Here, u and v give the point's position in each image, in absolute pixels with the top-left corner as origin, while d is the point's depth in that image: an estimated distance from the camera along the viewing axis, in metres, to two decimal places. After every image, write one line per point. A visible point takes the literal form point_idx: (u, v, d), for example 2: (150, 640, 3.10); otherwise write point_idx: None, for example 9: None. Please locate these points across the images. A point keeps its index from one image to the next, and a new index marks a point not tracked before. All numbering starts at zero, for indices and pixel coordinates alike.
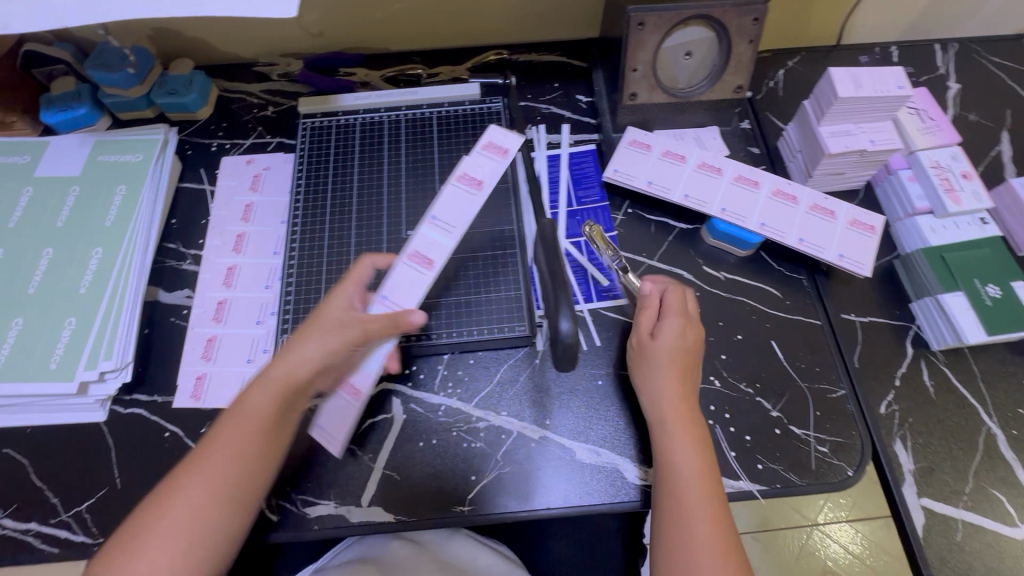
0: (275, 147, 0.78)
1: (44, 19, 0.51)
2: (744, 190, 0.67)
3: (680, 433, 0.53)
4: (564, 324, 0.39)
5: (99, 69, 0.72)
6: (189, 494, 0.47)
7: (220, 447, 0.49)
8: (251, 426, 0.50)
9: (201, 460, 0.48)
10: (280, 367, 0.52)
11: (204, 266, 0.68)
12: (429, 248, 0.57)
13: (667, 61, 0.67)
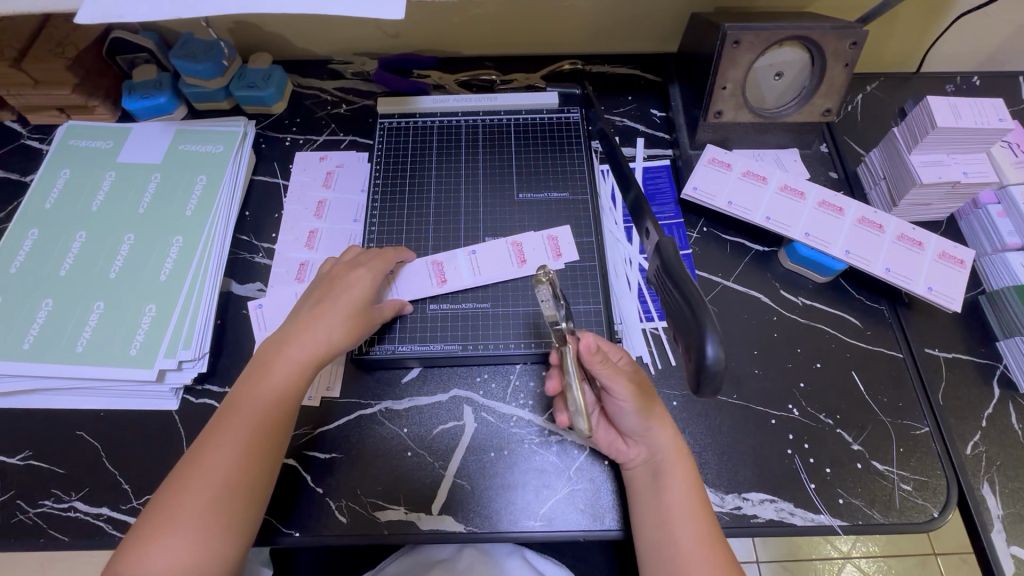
0: (348, 145, 0.78)
1: (158, 7, 0.52)
2: (827, 215, 0.66)
3: (679, 464, 0.53)
4: (711, 349, 0.35)
5: (185, 59, 0.73)
6: (207, 486, 0.46)
7: (237, 427, 0.49)
8: (266, 408, 0.50)
9: (214, 448, 0.48)
10: (296, 349, 0.52)
11: (277, 261, 0.68)
12: (451, 270, 0.63)
13: (757, 81, 0.66)
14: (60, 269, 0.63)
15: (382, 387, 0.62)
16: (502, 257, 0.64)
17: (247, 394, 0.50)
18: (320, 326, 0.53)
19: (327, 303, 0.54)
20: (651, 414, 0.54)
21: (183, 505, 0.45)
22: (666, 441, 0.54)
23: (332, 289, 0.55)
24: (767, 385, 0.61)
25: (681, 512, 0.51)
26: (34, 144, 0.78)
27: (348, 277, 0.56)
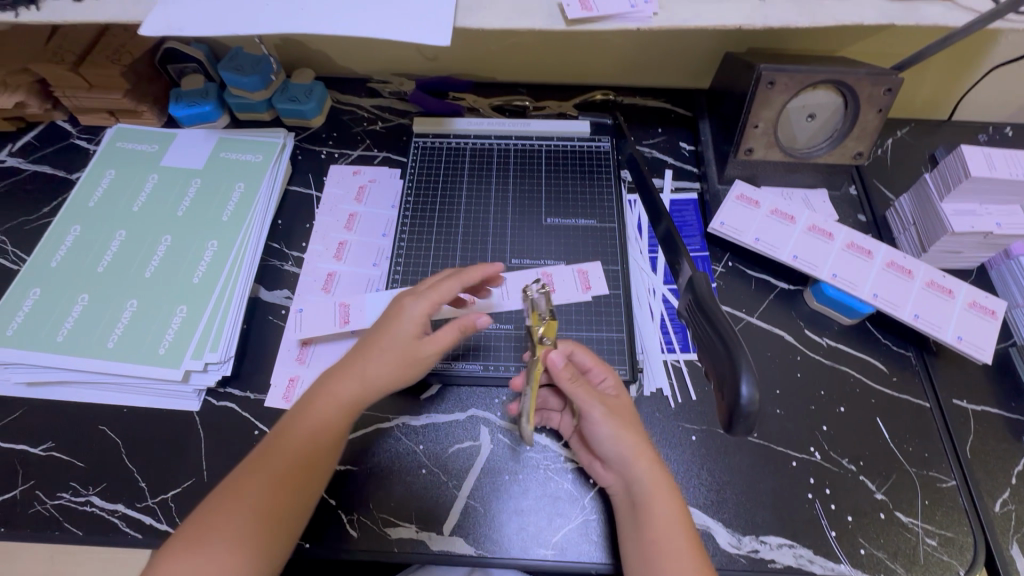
0: (381, 160, 0.80)
1: (216, 26, 0.54)
2: (856, 258, 0.65)
3: (659, 497, 0.49)
4: (745, 389, 0.35)
5: (232, 72, 0.76)
6: (244, 513, 0.47)
7: (283, 454, 0.49)
8: (313, 438, 0.50)
9: (255, 475, 0.48)
10: (347, 382, 0.52)
11: (305, 270, 0.69)
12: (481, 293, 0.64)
13: (789, 121, 0.67)
14: (98, 265, 0.65)
15: (401, 401, 0.62)
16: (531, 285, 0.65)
17: (297, 422, 0.51)
18: (373, 361, 0.52)
19: (380, 336, 0.53)
20: (628, 445, 0.51)
21: (217, 531, 0.46)
22: (642, 474, 0.50)
23: (388, 320, 0.54)
24: (789, 426, 0.60)
25: (663, 556, 0.48)
26: (82, 143, 0.81)
27: (402, 309, 0.55)
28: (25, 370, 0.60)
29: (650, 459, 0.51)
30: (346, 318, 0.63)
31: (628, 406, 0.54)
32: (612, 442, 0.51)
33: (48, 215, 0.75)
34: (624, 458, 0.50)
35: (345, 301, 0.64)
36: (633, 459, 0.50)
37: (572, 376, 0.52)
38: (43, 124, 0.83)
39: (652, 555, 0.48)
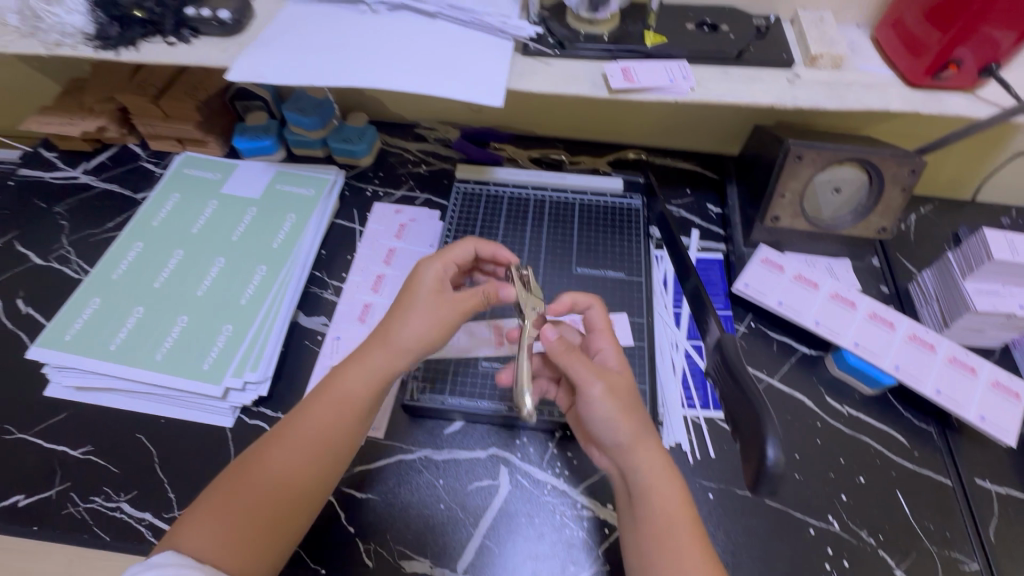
0: (422, 202, 0.84)
1: (295, 78, 0.61)
2: (878, 328, 0.67)
3: (661, 487, 0.49)
4: (770, 452, 0.37)
5: (295, 112, 0.82)
6: (263, 498, 0.48)
7: (311, 423, 0.52)
8: (342, 406, 0.53)
9: (273, 460, 0.50)
10: (372, 359, 0.55)
11: (344, 299, 0.73)
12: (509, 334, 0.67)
13: (815, 193, 0.70)
14: (155, 280, 0.70)
15: (425, 435, 0.64)
16: None
17: (325, 391, 0.53)
18: (400, 323, 0.55)
19: (405, 302, 0.57)
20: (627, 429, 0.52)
21: (233, 517, 0.47)
22: (641, 464, 0.50)
23: (408, 288, 0.58)
24: (807, 491, 0.60)
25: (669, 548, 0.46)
26: (150, 167, 0.88)
27: (420, 275, 0.59)
28: (76, 375, 0.64)
29: (651, 451, 0.51)
30: None
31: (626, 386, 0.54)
32: (609, 427, 0.52)
33: (112, 231, 0.81)
34: (625, 448, 0.51)
35: None
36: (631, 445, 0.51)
37: (570, 351, 0.54)
38: (116, 146, 0.90)
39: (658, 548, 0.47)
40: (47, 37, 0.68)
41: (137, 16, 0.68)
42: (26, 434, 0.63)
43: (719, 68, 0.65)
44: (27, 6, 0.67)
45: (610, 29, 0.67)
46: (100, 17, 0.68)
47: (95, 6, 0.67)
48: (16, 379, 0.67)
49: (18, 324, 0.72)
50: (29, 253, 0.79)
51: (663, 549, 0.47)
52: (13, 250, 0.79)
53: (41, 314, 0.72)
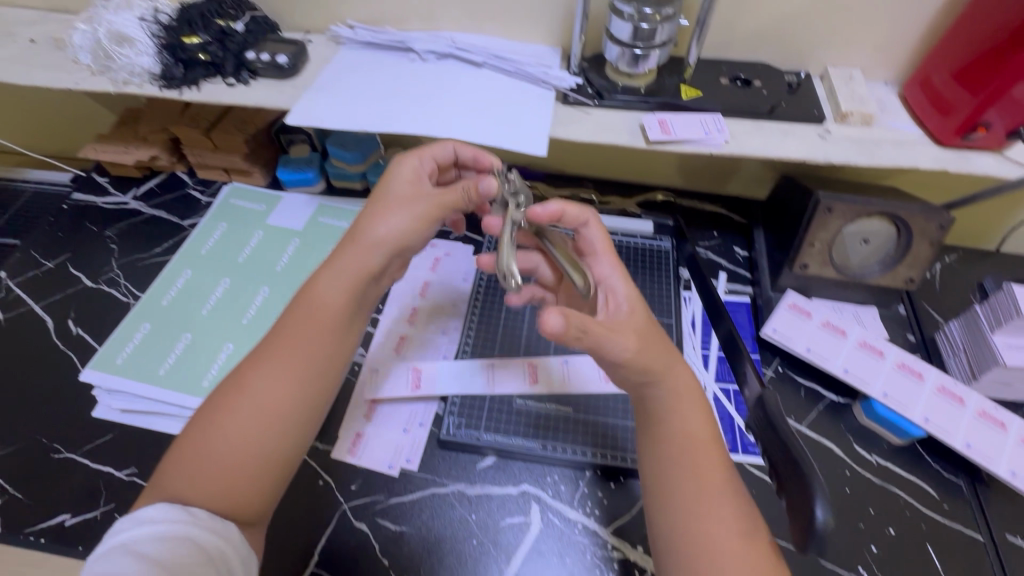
0: (456, 236, 0.87)
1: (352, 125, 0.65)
2: (906, 378, 0.68)
3: (675, 408, 0.51)
4: (819, 514, 0.38)
5: (337, 146, 0.86)
6: (236, 432, 0.50)
7: (287, 342, 0.53)
8: (317, 318, 0.54)
9: (244, 395, 0.51)
10: (342, 269, 0.55)
11: (380, 329, 0.75)
12: (543, 371, 0.69)
13: (844, 243, 0.72)
14: (203, 308, 0.72)
15: (458, 468, 0.65)
16: (591, 369, 0.69)
17: (300, 311, 0.54)
18: (375, 218, 0.56)
19: (379, 197, 0.58)
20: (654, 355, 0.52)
21: (209, 450, 0.49)
22: (671, 399, 0.51)
23: (380, 188, 0.59)
24: (836, 540, 0.61)
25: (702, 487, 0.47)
26: (196, 194, 0.92)
27: (393, 174, 0.59)
28: (126, 399, 0.66)
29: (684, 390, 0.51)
30: (417, 383, 0.69)
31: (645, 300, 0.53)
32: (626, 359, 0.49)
33: (159, 255, 0.84)
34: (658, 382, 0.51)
35: (418, 367, 0.70)
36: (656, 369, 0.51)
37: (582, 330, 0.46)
38: (165, 174, 0.94)
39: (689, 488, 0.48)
40: (117, 76, 0.72)
41: (201, 58, 0.72)
42: (74, 453, 0.65)
43: (752, 121, 0.68)
44: (100, 47, 0.72)
45: (647, 82, 0.70)
46: (166, 58, 0.72)
47: (162, 48, 0.71)
48: (66, 399, 0.69)
49: (69, 345, 0.75)
50: (81, 275, 0.82)
51: (686, 478, 0.48)
52: (66, 271, 0.83)
53: (90, 336, 0.75)
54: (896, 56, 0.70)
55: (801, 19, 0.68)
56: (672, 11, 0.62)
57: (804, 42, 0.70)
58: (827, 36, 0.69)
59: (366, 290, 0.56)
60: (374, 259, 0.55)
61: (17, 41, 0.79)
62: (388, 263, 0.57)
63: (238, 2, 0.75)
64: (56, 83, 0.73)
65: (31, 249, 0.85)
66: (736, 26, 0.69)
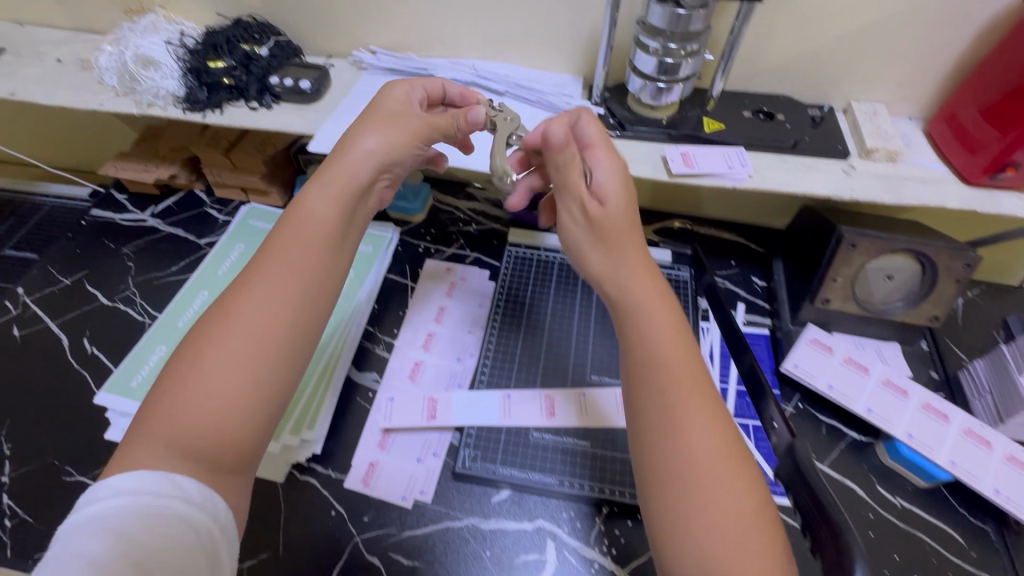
0: (472, 260, 0.87)
1: None
2: (931, 419, 0.66)
3: (664, 326, 0.46)
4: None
5: None
6: (226, 366, 0.44)
7: (274, 258, 0.49)
8: (305, 233, 0.51)
9: (229, 321, 0.46)
10: (330, 181, 0.53)
11: (395, 355, 0.75)
12: (560, 404, 0.68)
13: (867, 279, 0.71)
14: None
15: (472, 501, 0.63)
16: (609, 402, 0.68)
17: (283, 228, 0.51)
18: (368, 135, 0.55)
19: (369, 115, 0.58)
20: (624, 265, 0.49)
21: (194, 395, 0.43)
22: (645, 312, 0.46)
23: (368, 109, 0.59)
24: None
25: (677, 402, 0.43)
26: (213, 213, 0.92)
27: (383, 98, 0.59)
28: None
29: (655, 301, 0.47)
30: (433, 413, 0.68)
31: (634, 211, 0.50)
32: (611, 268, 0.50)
33: (176, 274, 0.84)
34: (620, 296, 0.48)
35: (434, 397, 0.69)
36: (615, 282, 0.49)
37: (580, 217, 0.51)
38: (183, 192, 0.94)
39: (661, 405, 0.43)
40: (142, 97, 0.72)
41: (225, 82, 0.72)
42: (86, 477, 0.65)
43: (775, 155, 0.68)
44: (126, 69, 0.72)
45: (669, 114, 0.70)
46: (190, 82, 0.72)
47: (186, 72, 0.72)
48: (80, 420, 0.69)
49: (84, 365, 0.74)
50: (97, 292, 0.82)
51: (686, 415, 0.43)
52: (83, 288, 0.83)
53: (105, 356, 0.75)
54: (921, 91, 0.69)
55: (827, 55, 0.67)
56: (698, 46, 0.62)
57: (828, 76, 0.70)
58: (852, 72, 0.69)
59: (354, 203, 0.55)
60: (362, 170, 0.55)
61: (44, 60, 0.79)
62: (376, 178, 0.57)
63: (263, 26, 0.76)
64: (81, 103, 0.73)
65: (49, 265, 0.86)
66: (760, 60, 0.69)
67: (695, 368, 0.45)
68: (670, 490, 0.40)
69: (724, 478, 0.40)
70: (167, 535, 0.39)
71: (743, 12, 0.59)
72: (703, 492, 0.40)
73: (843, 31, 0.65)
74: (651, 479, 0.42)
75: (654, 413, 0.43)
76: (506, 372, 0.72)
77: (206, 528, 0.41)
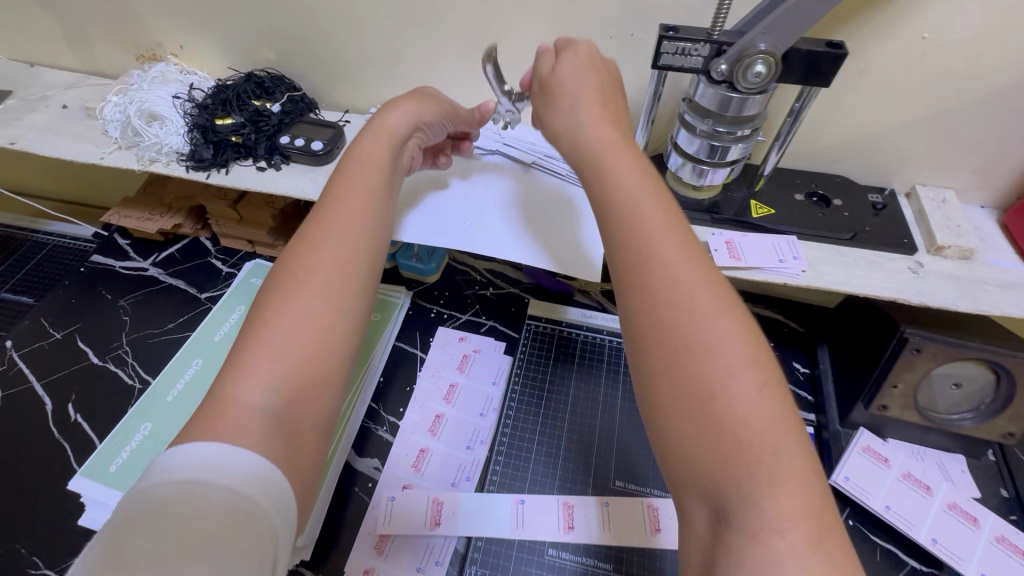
0: (487, 329, 0.80)
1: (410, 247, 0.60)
2: (1006, 556, 0.58)
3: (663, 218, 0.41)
4: None
5: None
6: (306, 287, 0.43)
7: (350, 190, 0.50)
8: (373, 174, 0.53)
9: (316, 250, 0.45)
10: (375, 132, 0.56)
11: (399, 441, 0.68)
12: (581, 516, 0.61)
13: (932, 386, 0.63)
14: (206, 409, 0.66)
15: None
16: (636, 519, 0.61)
17: (353, 166, 0.53)
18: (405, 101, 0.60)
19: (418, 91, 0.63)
20: (613, 156, 0.44)
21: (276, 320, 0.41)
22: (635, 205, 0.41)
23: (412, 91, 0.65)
24: None
25: (668, 283, 0.38)
26: (217, 264, 0.87)
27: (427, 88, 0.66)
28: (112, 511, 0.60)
29: (644, 193, 0.42)
30: (437, 519, 0.60)
31: (614, 94, 0.50)
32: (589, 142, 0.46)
33: (172, 332, 0.79)
34: (607, 186, 0.43)
35: (438, 497, 0.62)
36: (599, 170, 0.45)
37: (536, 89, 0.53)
38: (188, 238, 0.89)
39: (653, 289, 0.38)
40: (143, 153, 0.67)
41: (233, 140, 0.67)
42: (54, 571, 0.59)
43: (832, 247, 0.60)
44: (128, 124, 0.68)
45: (713, 195, 0.63)
46: (196, 138, 0.67)
47: (192, 127, 0.67)
48: (57, 504, 0.64)
49: (66, 435, 0.69)
50: (89, 350, 0.77)
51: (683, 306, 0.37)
52: (74, 344, 0.78)
53: (89, 426, 0.70)
54: (996, 180, 0.62)
55: (891, 137, 0.61)
56: (751, 131, 0.55)
57: (891, 159, 0.63)
58: (920, 155, 0.62)
59: (399, 151, 0.57)
60: (403, 124, 0.57)
61: (49, 105, 0.76)
62: (412, 134, 0.59)
63: (276, 80, 0.71)
64: (80, 156, 0.69)
65: (41, 316, 0.81)
66: (815, 138, 0.63)
67: (691, 255, 0.39)
68: (667, 381, 0.35)
69: (729, 356, 0.34)
70: (219, 534, 0.31)
71: (805, 94, 0.53)
72: (715, 392, 0.34)
73: (910, 113, 0.59)
74: (647, 370, 0.37)
75: (646, 301, 0.38)
76: (528, 458, 0.66)
77: (265, 514, 0.34)
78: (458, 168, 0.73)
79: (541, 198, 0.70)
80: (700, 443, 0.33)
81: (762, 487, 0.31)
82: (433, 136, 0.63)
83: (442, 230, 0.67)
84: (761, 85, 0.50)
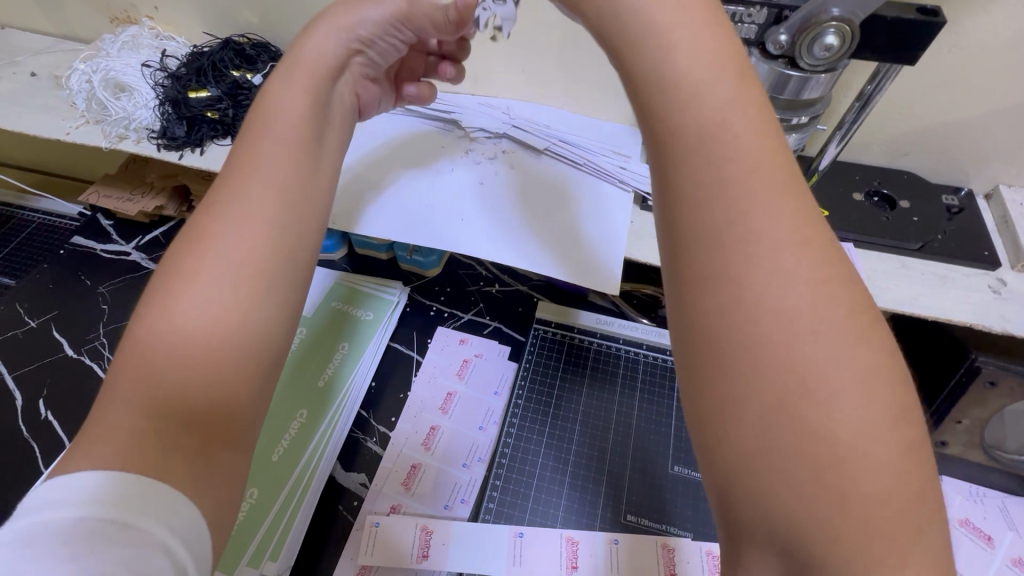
0: (491, 331, 0.72)
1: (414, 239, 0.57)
2: None
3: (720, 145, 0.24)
4: None
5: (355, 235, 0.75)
6: (226, 279, 0.31)
7: (262, 147, 0.36)
8: (286, 117, 0.38)
9: (235, 237, 0.32)
10: (290, 69, 0.41)
11: (388, 455, 0.61)
12: (586, 555, 0.55)
13: (1003, 424, 0.55)
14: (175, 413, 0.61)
15: None
16: (649, 563, 0.54)
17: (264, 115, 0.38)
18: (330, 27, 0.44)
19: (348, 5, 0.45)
20: (654, 17, 0.27)
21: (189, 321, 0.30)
22: None
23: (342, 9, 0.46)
24: None
25: (726, 203, 0.24)
26: None
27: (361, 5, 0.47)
28: None
29: None
30: (425, 551, 0.54)
31: None
32: None
33: None
34: None
35: (428, 525, 0.56)
36: None
37: None
38: (173, 221, 0.83)
39: (693, 210, 0.25)
40: (110, 129, 0.61)
41: (208, 116, 0.60)
42: None
43: (895, 258, 0.51)
44: (94, 95, 0.61)
45: None
46: (167, 112, 0.60)
47: (163, 100, 0.60)
48: None
49: (35, 434, 0.65)
50: (63, 341, 0.72)
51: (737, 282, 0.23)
52: (48, 334, 0.73)
53: (60, 424, 0.65)
54: None
55: (977, 126, 0.51)
56: (809, 118, 0.46)
57: (970, 156, 0.53)
58: (1010, 149, 0.51)
59: (326, 97, 0.42)
60: (326, 50, 0.43)
61: (16, 72, 0.69)
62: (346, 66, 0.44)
63: (259, 48, 0.63)
64: (43, 131, 0.62)
65: (16, 302, 0.76)
66: (882, 127, 0.53)
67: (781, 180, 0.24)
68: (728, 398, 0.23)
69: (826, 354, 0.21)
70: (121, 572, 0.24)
71: (882, 74, 0.43)
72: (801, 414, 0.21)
73: (1005, 99, 0.48)
74: (690, 326, 0.24)
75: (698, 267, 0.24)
76: (531, 483, 0.59)
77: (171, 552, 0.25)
78: (456, 147, 0.64)
79: (548, 181, 0.62)
80: (751, 456, 0.22)
81: (849, 539, 0.20)
82: (384, 61, 0.49)
83: (415, 212, 0.59)
84: (829, 62, 0.40)
